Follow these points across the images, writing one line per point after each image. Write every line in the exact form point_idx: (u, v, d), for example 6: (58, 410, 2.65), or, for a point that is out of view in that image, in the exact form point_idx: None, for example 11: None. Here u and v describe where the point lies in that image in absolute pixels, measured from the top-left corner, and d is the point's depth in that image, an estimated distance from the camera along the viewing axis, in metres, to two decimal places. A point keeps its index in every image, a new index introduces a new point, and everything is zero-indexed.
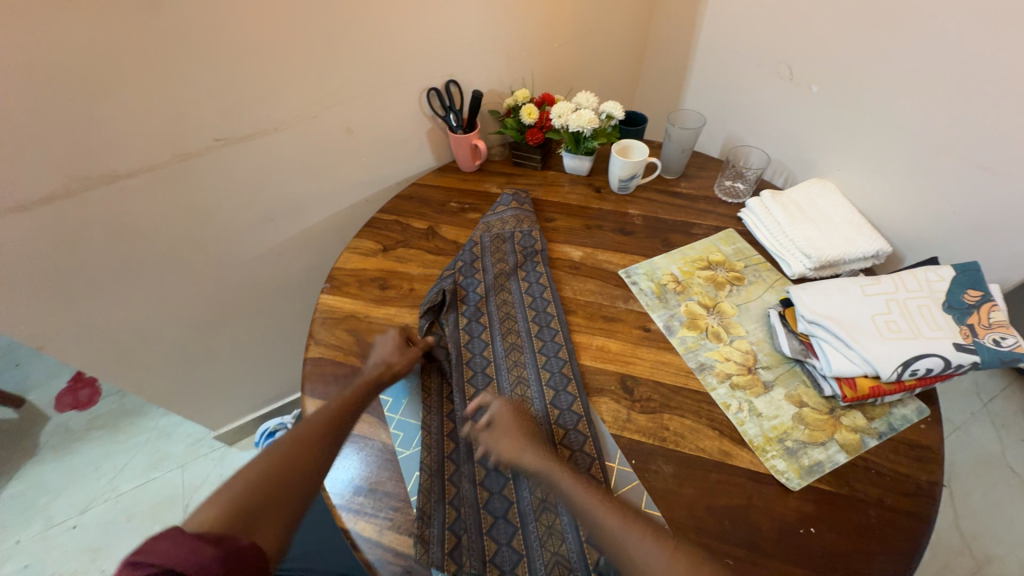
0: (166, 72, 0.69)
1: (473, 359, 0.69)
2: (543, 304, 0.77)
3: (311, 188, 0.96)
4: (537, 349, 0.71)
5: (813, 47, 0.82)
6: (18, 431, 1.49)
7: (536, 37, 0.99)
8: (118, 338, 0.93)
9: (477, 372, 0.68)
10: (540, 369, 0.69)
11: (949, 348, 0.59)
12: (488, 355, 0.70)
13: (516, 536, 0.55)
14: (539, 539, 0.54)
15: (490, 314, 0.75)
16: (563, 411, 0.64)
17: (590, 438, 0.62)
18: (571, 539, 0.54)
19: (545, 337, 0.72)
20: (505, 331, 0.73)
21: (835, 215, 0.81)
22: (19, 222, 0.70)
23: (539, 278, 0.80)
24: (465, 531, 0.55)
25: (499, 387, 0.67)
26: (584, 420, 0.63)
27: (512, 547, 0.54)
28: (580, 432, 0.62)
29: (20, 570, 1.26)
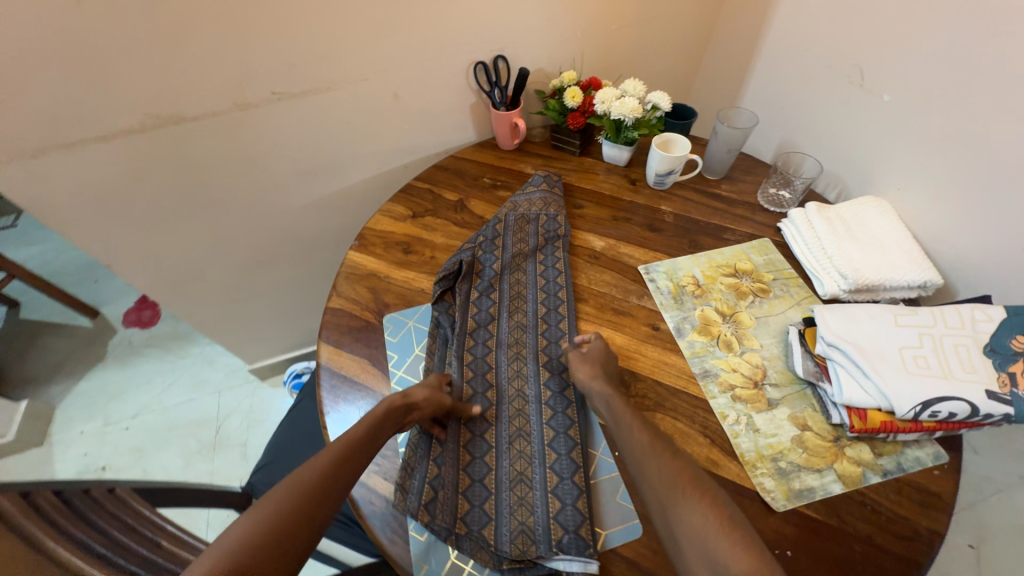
0: (235, 25, 0.74)
1: (477, 330, 0.72)
2: (555, 288, 0.77)
3: (355, 149, 1.01)
4: (542, 331, 0.73)
5: (890, 51, 0.75)
6: (90, 338, 1.70)
7: (593, 19, 0.97)
8: (173, 267, 1.03)
9: (479, 342, 0.71)
10: (539, 351, 0.70)
11: (981, 395, 0.54)
12: (492, 329, 0.73)
13: (488, 501, 0.57)
14: (510, 507, 0.57)
15: (501, 291, 0.77)
16: (554, 393, 0.66)
17: (575, 424, 0.63)
18: (539, 514, 0.56)
19: (551, 320, 0.73)
20: (513, 309, 0.75)
21: (884, 238, 0.75)
22: (101, 151, 0.78)
23: (556, 262, 0.81)
24: (440, 487, 0.57)
25: (496, 359, 0.70)
26: (573, 406, 0.65)
27: (483, 510, 0.57)
28: (567, 417, 0.64)
29: (80, 457, 1.46)
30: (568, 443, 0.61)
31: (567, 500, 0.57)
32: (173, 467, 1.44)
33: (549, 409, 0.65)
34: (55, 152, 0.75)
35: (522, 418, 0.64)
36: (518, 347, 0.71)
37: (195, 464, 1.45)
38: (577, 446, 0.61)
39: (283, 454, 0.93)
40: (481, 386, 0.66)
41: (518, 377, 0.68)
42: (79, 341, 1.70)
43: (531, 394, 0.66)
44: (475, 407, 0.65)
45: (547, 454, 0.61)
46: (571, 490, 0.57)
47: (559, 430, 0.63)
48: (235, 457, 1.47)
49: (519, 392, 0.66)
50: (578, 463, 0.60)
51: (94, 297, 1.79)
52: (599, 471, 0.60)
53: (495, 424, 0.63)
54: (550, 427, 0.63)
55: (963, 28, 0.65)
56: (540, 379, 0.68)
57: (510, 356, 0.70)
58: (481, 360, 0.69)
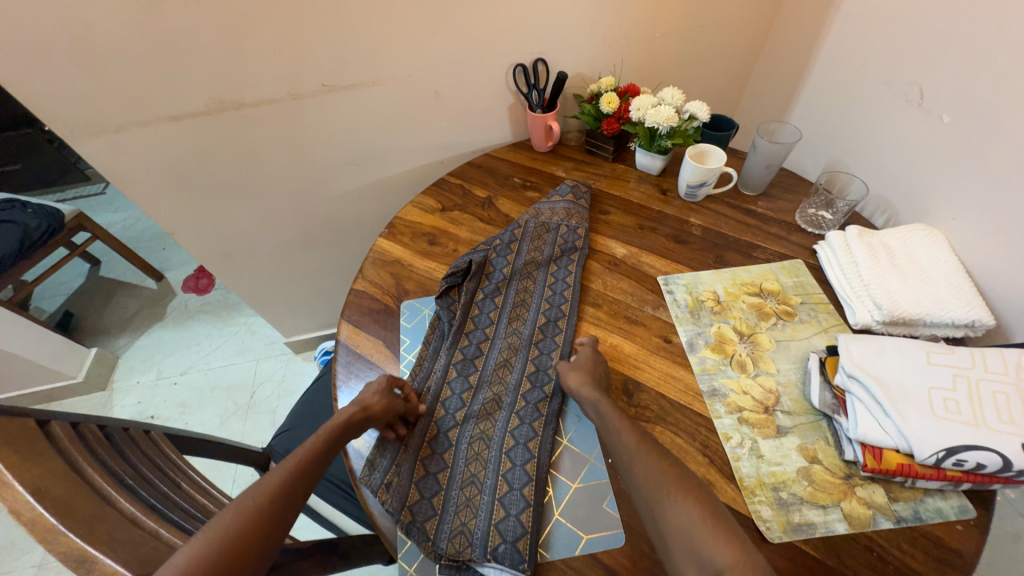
0: (293, 22, 0.80)
1: (474, 331, 0.73)
2: (559, 301, 0.77)
3: (395, 142, 1.06)
4: (535, 341, 0.73)
5: (956, 70, 0.70)
6: (154, 299, 1.89)
7: (638, 26, 0.96)
8: (225, 240, 1.13)
9: (472, 343, 0.72)
10: (529, 361, 0.70)
11: (1016, 448, 0.49)
12: (488, 332, 0.74)
13: (437, 495, 0.59)
14: (456, 505, 0.58)
15: (506, 296, 0.78)
16: (528, 404, 0.66)
17: (537, 437, 0.63)
18: (482, 519, 0.57)
19: (547, 332, 0.73)
20: (513, 316, 0.75)
21: (930, 271, 0.70)
22: (171, 128, 0.87)
23: (567, 276, 0.80)
24: (397, 473, 0.60)
25: (484, 362, 0.71)
26: (541, 420, 0.65)
27: (431, 503, 0.58)
28: (531, 429, 0.64)
29: (135, 404, 1.62)
30: (525, 454, 0.62)
31: (512, 511, 0.57)
32: (210, 424, 1.56)
33: (517, 418, 0.65)
34: (134, 128, 0.84)
35: (488, 422, 0.65)
36: (508, 353, 0.72)
37: (230, 424, 1.56)
38: (533, 459, 0.61)
39: (303, 421, 1.00)
40: (461, 387, 0.68)
41: (499, 383, 0.68)
42: (145, 300, 1.89)
43: (506, 400, 0.67)
44: (449, 404, 0.66)
45: (503, 462, 0.61)
46: (518, 502, 0.58)
47: (520, 441, 0.63)
48: (265, 422, 1.57)
49: (495, 396, 0.67)
50: (531, 476, 0.60)
51: (161, 263, 1.98)
52: (584, 476, 0.60)
53: (461, 423, 0.65)
54: (512, 435, 0.63)
55: None
56: (520, 390, 0.68)
57: (498, 361, 0.71)
58: (469, 360, 0.71)
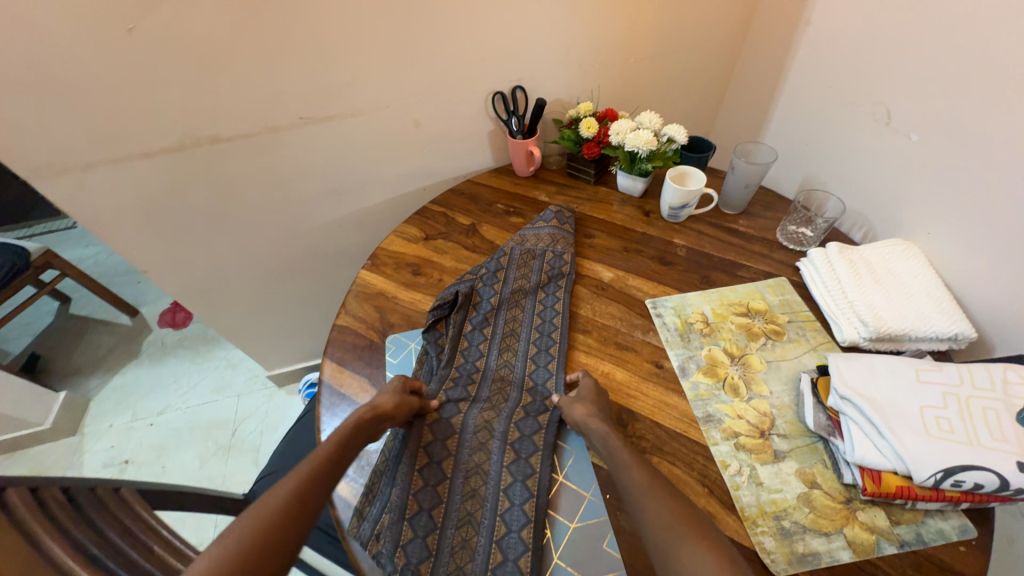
0: (269, 56, 0.79)
1: (464, 364, 0.72)
2: (549, 328, 0.76)
3: (376, 171, 1.05)
4: (528, 370, 0.71)
5: (921, 90, 0.73)
6: (129, 336, 1.81)
7: (613, 52, 0.98)
8: (202, 276, 1.09)
9: (463, 375, 0.70)
10: (523, 394, 0.69)
11: (1011, 467, 0.49)
12: (478, 363, 0.72)
13: (432, 535, 0.56)
14: (449, 547, 0.55)
15: (495, 326, 0.76)
16: (523, 436, 0.64)
17: (536, 473, 0.61)
18: (480, 562, 0.54)
19: (540, 360, 0.72)
20: (504, 346, 0.74)
21: (911, 285, 0.71)
22: (141, 165, 0.84)
23: (555, 303, 0.79)
24: (387, 520, 0.57)
25: (477, 393, 0.69)
26: (538, 453, 0.63)
27: (424, 543, 0.55)
28: (528, 464, 0.62)
29: (107, 449, 1.53)
30: (523, 493, 0.59)
31: (510, 555, 0.55)
32: (189, 467, 1.49)
33: (513, 452, 0.63)
34: (103, 166, 0.81)
35: (483, 454, 0.62)
36: (501, 384, 0.70)
37: (209, 465, 1.49)
38: (532, 498, 0.59)
39: (286, 465, 0.95)
40: (451, 412, 0.66)
41: (490, 410, 0.67)
42: (119, 338, 1.81)
43: (499, 429, 0.65)
44: (438, 431, 0.64)
45: (501, 500, 0.59)
46: (516, 545, 0.55)
47: (518, 478, 0.60)
48: (247, 461, 1.50)
49: (487, 423, 0.65)
50: (530, 516, 0.57)
51: (136, 297, 1.91)
52: (583, 514, 0.58)
53: (454, 454, 0.62)
54: (510, 470, 0.61)
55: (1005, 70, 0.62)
56: (512, 418, 0.66)
57: (491, 390, 0.69)
58: (461, 389, 0.69)
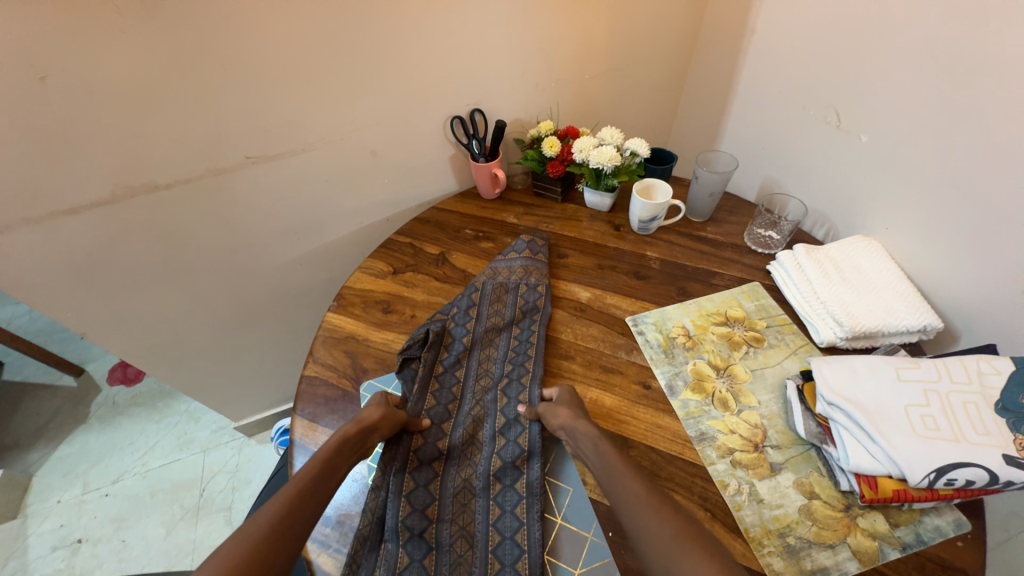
0: (207, 96, 0.74)
1: (435, 408, 0.68)
2: (523, 360, 0.73)
3: (336, 206, 1.00)
4: (501, 407, 0.68)
5: (864, 94, 0.76)
6: (74, 398, 1.66)
7: (568, 69, 0.98)
8: (149, 332, 1.00)
9: (435, 423, 0.66)
10: (498, 435, 0.65)
11: (998, 460, 0.50)
12: (450, 408, 0.68)
13: None
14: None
15: (468, 367, 0.73)
16: (505, 488, 0.61)
17: (524, 526, 0.58)
18: None
19: (511, 393, 0.69)
20: (478, 388, 0.70)
21: (876, 281, 0.74)
22: (69, 222, 0.76)
23: (531, 337, 0.76)
24: None
25: (450, 443, 0.65)
26: (523, 503, 0.59)
27: None
28: (515, 517, 0.58)
29: (56, 529, 1.38)
30: (515, 551, 0.56)
31: None
32: (153, 537, 1.36)
33: (498, 507, 0.59)
34: (23, 228, 0.73)
35: (466, 515, 0.59)
36: (474, 427, 0.66)
37: (178, 532, 1.37)
38: (524, 556, 0.55)
39: None
40: (425, 477, 0.61)
41: (466, 464, 0.63)
42: (62, 401, 1.65)
43: (479, 485, 0.61)
44: (415, 500, 0.59)
45: (491, 563, 0.55)
46: None
47: (507, 534, 0.57)
48: (220, 522, 1.39)
49: (465, 482, 0.61)
50: None
51: (79, 355, 1.76)
52: (587, 558, 0.55)
53: (436, 521, 0.58)
54: (498, 528, 0.58)
55: (943, 72, 0.65)
56: (491, 471, 0.62)
57: (463, 441, 0.65)
58: (433, 444, 0.64)
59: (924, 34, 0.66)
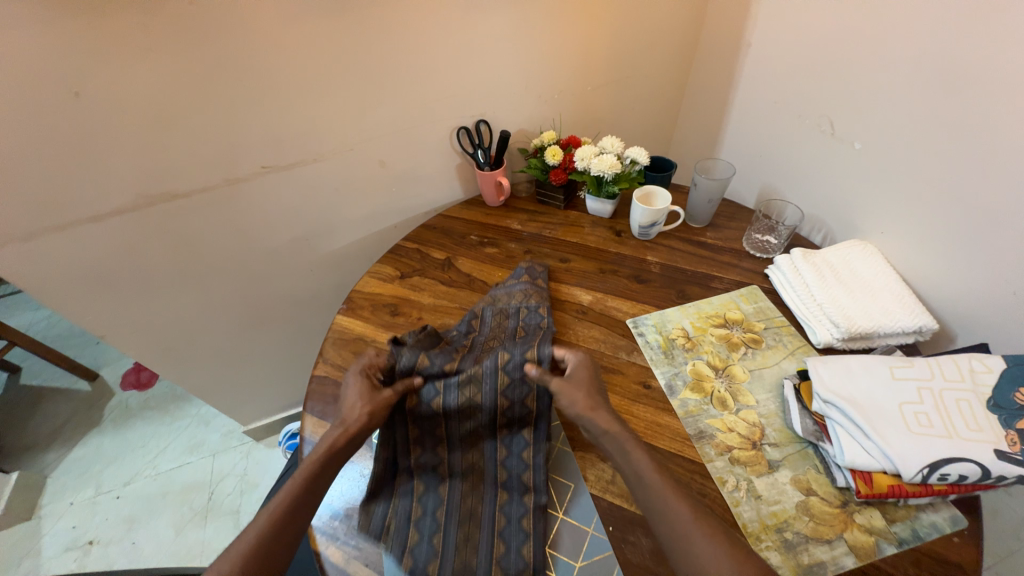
0: (227, 110, 0.79)
1: (428, 368, 0.64)
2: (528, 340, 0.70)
3: (346, 213, 1.04)
4: (502, 365, 0.64)
5: (856, 105, 0.79)
6: (88, 402, 1.70)
7: (569, 82, 1.02)
8: (165, 335, 1.03)
9: (430, 381, 0.64)
10: (500, 393, 0.63)
11: (991, 455, 0.51)
12: (445, 367, 0.64)
13: (436, 535, 0.58)
14: (454, 544, 0.57)
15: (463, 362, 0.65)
16: (513, 434, 0.65)
17: (530, 468, 0.63)
18: (483, 555, 0.56)
19: (514, 350, 0.65)
20: (478, 359, 0.67)
21: (873, 284, 0.75)
22: (94, 228, 0.80)
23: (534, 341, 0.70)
24: (395, 515, 0.59)
25: (445, 402, 0.63)
26: (530, 449, 0.64)
27: (430, 544, 0.57)
28: (522, 459, 0.63)
29: (68, 530, 1.41)
30: (521, 484, 0.62)
31: (513, 544, 0.57)
32: (162, 539, 1.38)
33: (505, 449, 0.64)
34: (50, 234, 0.77)
35: (476, 453, 0.64)
36: (471, 389, 0.63)
37: (186, 535, 1.39)
38: (529, 491, 0.61)
39: None
40: (429, 427, 0.63)
41: (468, 416, 0.63)
42: (76, 405, 1.69)
43: (486, 432, 0.64)
44: (425, 442, 0.63)
45: (499, 494, 0.61)
46: (518, 534, 0.58)
47: (514, 471, 0.63)
48: (227, 525, 1.41)
49: (472, 429, 0.64)
50: (529, 506, 0.60)
51: (94, 360, 1.80)
52: (588, 551, 0.56)
53: (447, 457, 0.63)
54: (505, 466, 0.63)
55: (929, 79, 0.68)
56: (496, 423, 0.64)
57: (459, 404, 0.63)
58: (428, 403, 0.63)
59: (911, 46, 0.69)
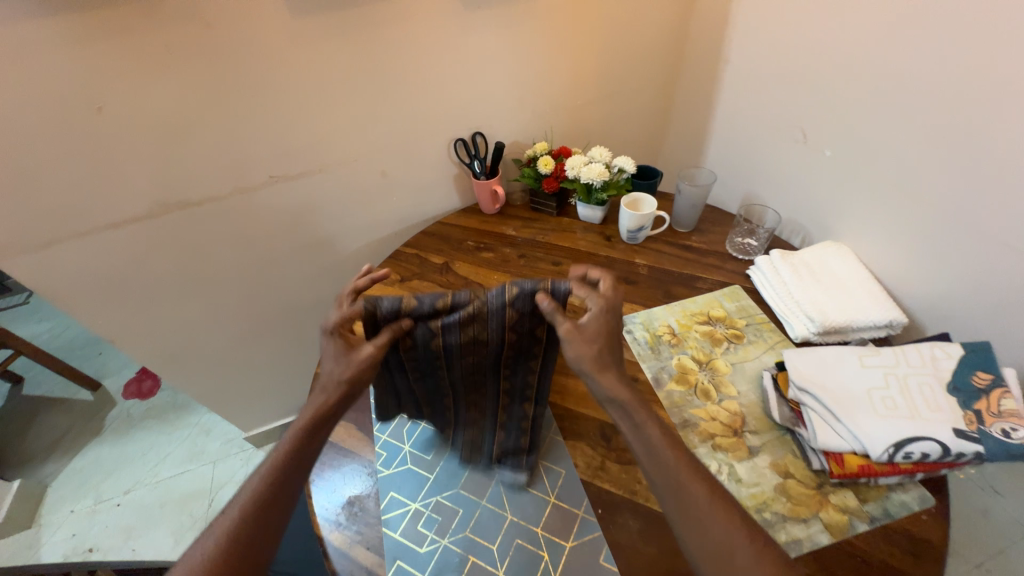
0: (239, 124, 0.84)
1: (418, 308, 0.55)
2: None
3: (348, 221, 1.08)
4: (510, 301, 0.56)
5: (826, 117, 0.85)
6: (89, 411, 1.71)
7: (560, 97, 1.08)
8: (171, 340, 1.07)
9: (423, 321, 0.56)
10: (507, 329, 0.57)
11: (950, 433, 0.55)
12: (439, 305, 0.56)
13: (447, 415, 0.68)
14: (462, 421, 0.68)
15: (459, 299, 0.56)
16: (518, 361, 0.62)
17: (533, 387, 0.64)
18: (486, 434, 0.67)
19: (524, 283, 0.56)
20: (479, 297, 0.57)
21: (847, 281, 0.80)
22: (111, 235, 0.85)
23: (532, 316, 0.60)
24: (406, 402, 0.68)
25: (445, 342, 0.58)
26: (535, 372, 0.63)
27: (443, 420, 0.69)
28: (526, 379, 0.63)
29: (68, 538, 1.42)
30: (523, 396, 0.64)
31: (512, 434, 0.66)
32: (162, 546, 1.39)
33: (509, 372, 0.63)
34: (67, 241, 0.81)
35: (478, 373, 0.63)
36: (473, 327, 0.57)
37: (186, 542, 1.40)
38: (530, 400, 0.64)
39: None
40: (426, 358, 0.59)
41: (469, 349, 0.59)
42: (78, 415, 1.71)
43: (488, 361, 0.61)
44: (423, 367, 0.61)
45: (502, 398, 0.65)
46: (516, 429, 0.66)
47: (517, 386, 0.64)
48: None
49: (474, 359, 0.60)
50: (528, 410, 0.65)
51: (96, 370, 1.82)
52: (578, 533, 0.59)
53: (446, 377, 0.62)
54: (508, 383, 0.64)
55: (889, 91, 0.74)
56: (500, 355, 0.60)
57: (462, 343, 0.58)
58: (426, 343, 0.58)
59: (873, 62, 0.75)
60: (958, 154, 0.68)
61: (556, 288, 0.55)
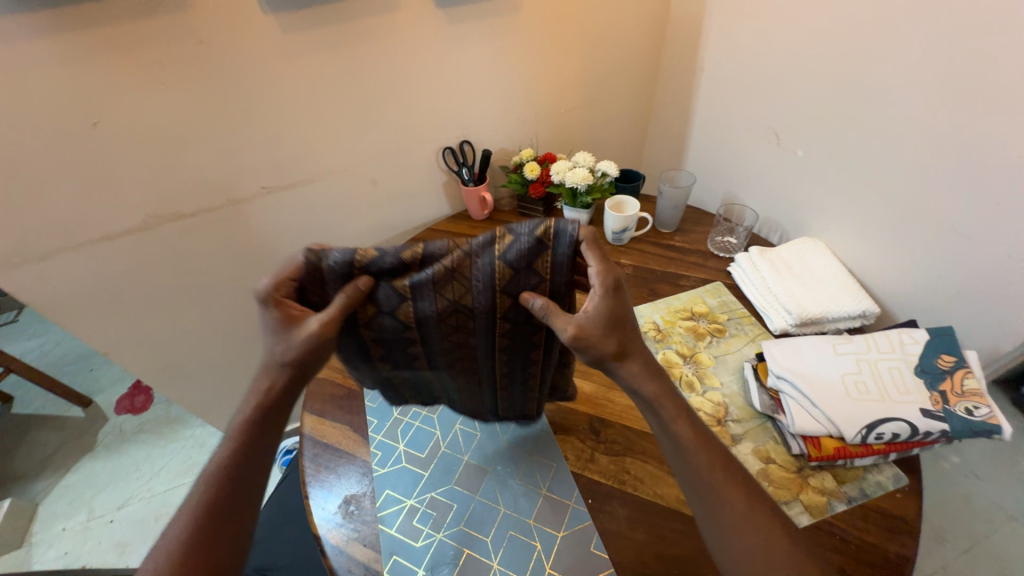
0: (232, 136, 0.86)
1: (377, 260, 0.54)
2: None
3: (340, 230, 1.11)
4: (498, 258, 0.54)
5: (796, 120, 0.89)
6: (81, 428, 1.70)
7: (544, 105, 1.12)
8: (165, 351, 1.07)
9: (389, 285, 0.56)
10: (495, 292, 0.56)
11: (917, 414, 0.58)
12: (404, 261, 0.54)
13: (435, 381, 0.70)
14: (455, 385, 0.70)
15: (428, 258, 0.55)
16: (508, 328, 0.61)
17: (534, 353, 0.63)
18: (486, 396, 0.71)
19: (519, 230, 0.53)
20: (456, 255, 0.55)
21: (822, 275, 0.83)
22: (106, 248, 0.86)
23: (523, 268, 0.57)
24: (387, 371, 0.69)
25: (421, 308, 0.58)
26: (533, 340, 0.62)
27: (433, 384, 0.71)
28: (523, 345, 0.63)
29: (59, 557, 1.40)
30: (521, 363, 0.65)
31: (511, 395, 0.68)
32: None
33: (502, 340, 0.62)
34: (62, 254, 0.82)
35: (467, 340, 0.63)
36: (451, 292, 0.57)
37: None
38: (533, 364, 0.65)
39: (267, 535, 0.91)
40: (398, 325, 0.60)
41: (453, 314, 0.59)
42: (69, 432, 1.69)
43: (475, 328, 0.61)
44: (399, 335, 0.61)
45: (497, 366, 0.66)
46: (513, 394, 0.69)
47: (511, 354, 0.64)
48: None
49: (460, 326, 0.60)
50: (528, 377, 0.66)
51: (88, 386, 1.81)
52: (569, 522, 0.61)
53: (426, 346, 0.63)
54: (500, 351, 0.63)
55: (852, 95, 0.78)
56: (490, 321, 0.60)
57: (442, 309, 0.58)
58: (394, 309, 0.58)
59: (836, 68, 0.79)
60: (916, 151, 0.73)
61: (561, 231, 0.53)
